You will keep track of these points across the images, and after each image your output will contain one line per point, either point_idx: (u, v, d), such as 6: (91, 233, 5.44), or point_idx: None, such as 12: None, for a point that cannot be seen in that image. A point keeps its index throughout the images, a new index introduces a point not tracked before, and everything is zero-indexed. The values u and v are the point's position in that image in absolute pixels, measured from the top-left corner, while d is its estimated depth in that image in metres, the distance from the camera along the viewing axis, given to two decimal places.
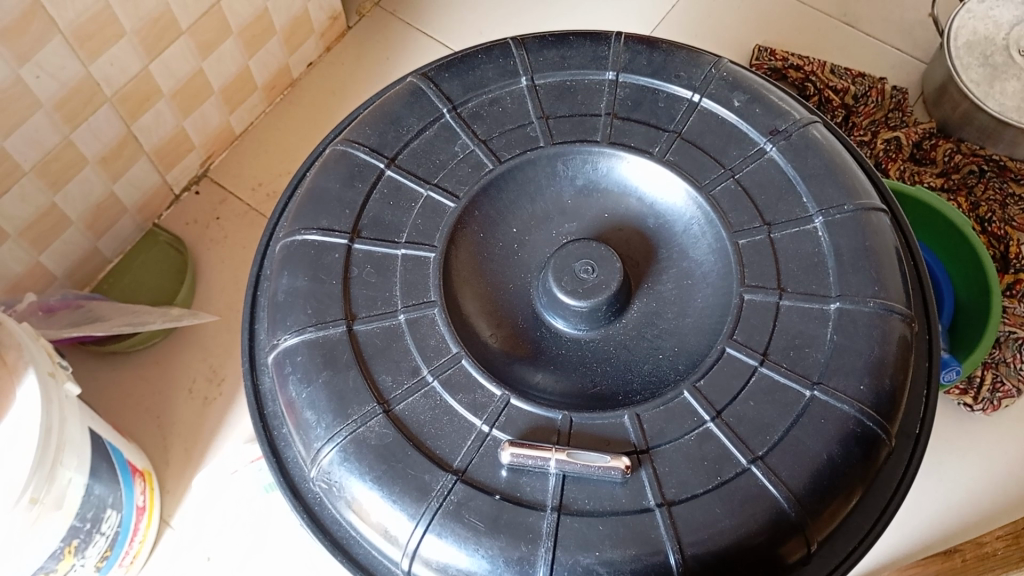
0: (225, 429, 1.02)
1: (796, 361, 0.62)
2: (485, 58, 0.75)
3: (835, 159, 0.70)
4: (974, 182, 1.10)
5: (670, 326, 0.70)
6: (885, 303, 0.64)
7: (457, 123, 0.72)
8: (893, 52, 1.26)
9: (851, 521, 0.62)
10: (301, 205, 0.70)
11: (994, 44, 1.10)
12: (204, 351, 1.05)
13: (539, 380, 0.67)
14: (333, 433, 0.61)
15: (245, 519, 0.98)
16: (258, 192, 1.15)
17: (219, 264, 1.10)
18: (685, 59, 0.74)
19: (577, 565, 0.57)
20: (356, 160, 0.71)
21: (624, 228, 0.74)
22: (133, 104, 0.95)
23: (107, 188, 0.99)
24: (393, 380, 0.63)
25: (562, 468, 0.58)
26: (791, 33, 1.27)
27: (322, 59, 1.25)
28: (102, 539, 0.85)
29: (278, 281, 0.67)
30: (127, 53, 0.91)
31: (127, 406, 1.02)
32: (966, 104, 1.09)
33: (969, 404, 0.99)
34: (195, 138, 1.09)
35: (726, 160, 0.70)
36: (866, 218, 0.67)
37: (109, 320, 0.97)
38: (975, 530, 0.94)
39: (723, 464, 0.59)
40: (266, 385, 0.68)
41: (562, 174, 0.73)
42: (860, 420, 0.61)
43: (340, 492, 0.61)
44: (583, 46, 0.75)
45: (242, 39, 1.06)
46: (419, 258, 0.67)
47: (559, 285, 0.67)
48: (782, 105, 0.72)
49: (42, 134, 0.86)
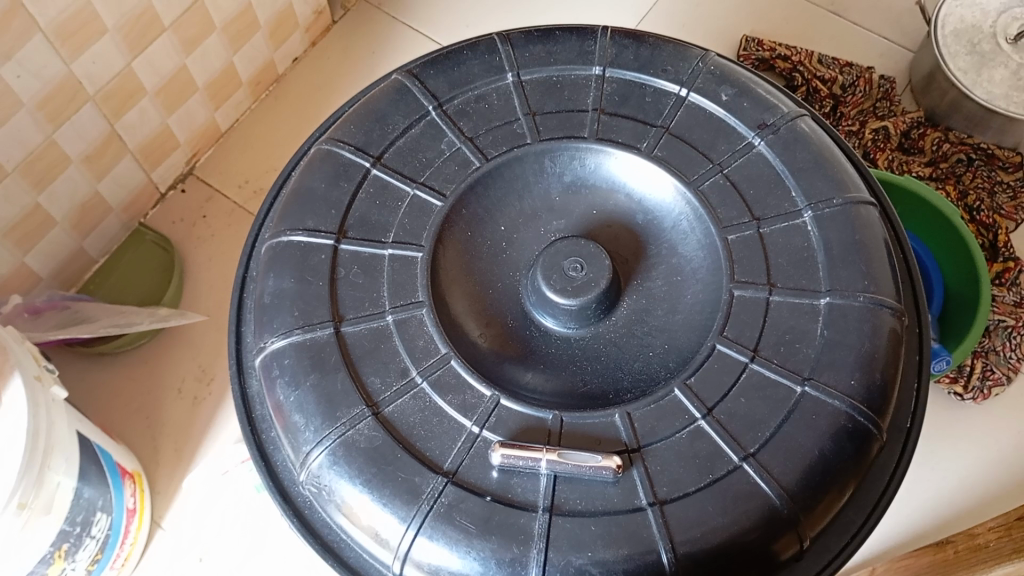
0: (214, 430, 1.01)
1: (786, 357, 0.62)
2: (470, 54, 0.74)
3: (823, 154, 0.69)
4: (962, 170, 1.10)
5: (660, 323, 0.70)
6: (876, 297, 0.64)
7: (443, 120, 0.71)
8: (880, 41, 1.25)
9: (844, 515, 0.62)
10: (287, 205, 0.69)
11: (981, 31, 1.09)
12: (192, 351, 1.04)
13: (530, 379, 0.67)
14: (322, 436, 0.61)
15: (240, 523, 0.97)
16: (245, 189, 1.14)
17: (206, 263, 1.09)
18: (672, 53, 0.74)
19: (569, 566, 0.56)
20: (341, 159, 0.70)
21: (612, 225, 0.73)
22: (117, 102, 0.94)
23: (92, 188, 0.98)
24: (382, 382, 0.62)
25: (553, 469, 0.58)
26: (779, 24, 1.26)
27: (308, 54, 1.24)
28: (92, 542, 0.84)
29: (265, 283, 0.67)
30: (110, 50, 0.89)
31: (117, 407, 1.01)
32: (954, 93, 1.09)
33: (959, 392, 1.00)
34: (181, 135, 1.08)
35: (715, 155, 0.70)
36: (856, 211, 0.67)
37: (96, 321, 0.96)
38: (968, 518, 0.95)
39: (715, 462, 0.59)
40: (253, 388, 0.67)
41: (549, 171, 0.73)
42: (851, 415, 0.61)
43: (330, 495, 0.61)
44: (569, 41, 0.74)
45: (226, 35, 1.04)
46: (406, 258, 0.66)
47: (548, 282, 0.67)
48: (771, 99, 0.72)
49: (26, 134, 0.85)
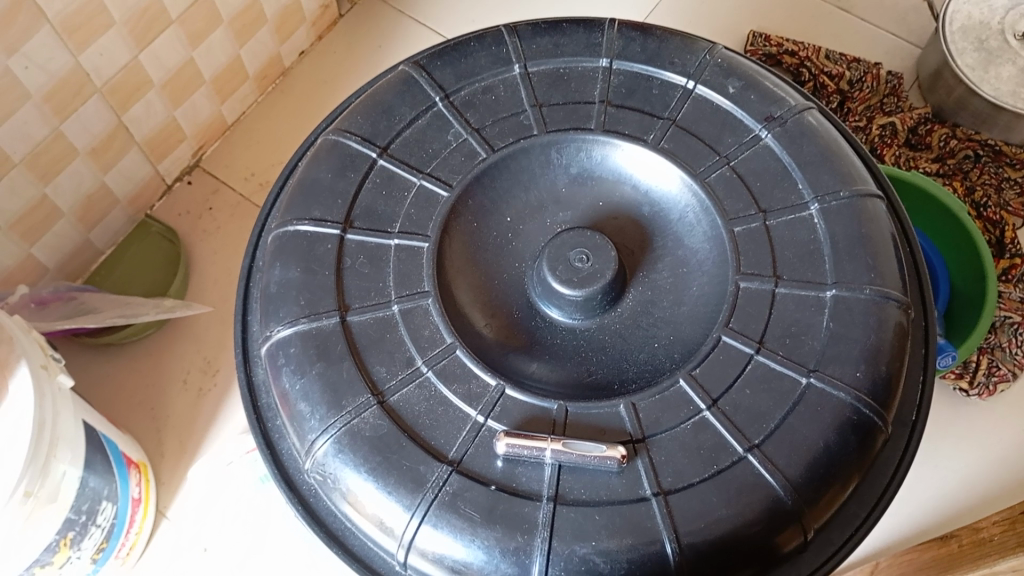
0: (219, 421, 1.01)
1: (792, 349, 0.62)
2: (477, 45, 0.74)
3: (830, 147, 0.69)
4: (969, 167, 1.10)
5: (666, 315, 0.70)
6: (882, 290, 0.64)
7: (449, 112, 0.71)
8: (888, 37, 1.25)
9: (848, 508, 0.62)
10: (293, 195, 0.69)
11: (989, 28, 1.09)
12: (197, 343, 1.05)
13: (535, 370, 0.67)
14: (328, 425, 0.61)
15: (245, 514, 0.97)
16: (251, 182, 1.14)
17: (211, 255, 1.09)
18: (679, 46, 0.74)
19: (573, 556, 0.57)
20: (348, 150, 0.70)
21: (619, 217, 0.73)
22: (123, 95, 0.94)
23: (98, 180, 0.98)
24: (388, 372, 0.63)
25: (557, 458, 0.58)
26: (787, 19, 1.26)
27: (314, 48, 1.24)
28: (97, 531, 0.84)
29: (271, 272, 0.67)
30: (117, 44, 0.90)
31: (122, 398, 1.02)
32: (961, 89, 1.08)
33: (965, 389, 0.99)
34: (187, 128, 1.08)
35: (721, 147, 0.70)
36: (862, 205, 0.67)
37: (101, 312, 0.96)
38: (972, 514, 0.95)
39: (720, 453, 0.59)
40: (259, 376, 0.67)
41: (556, 162, 0.73)
42: (856, 408, 0.60)
43: (335, 484, 0.61)
44: (577, 33, 0.74)
45: (233, 28, 1.05)
46: (412, 248, 0.66)
47: (553, 273, 0.67)
48: (777, 92, 0.72)
49: (32, 126, 0.85)
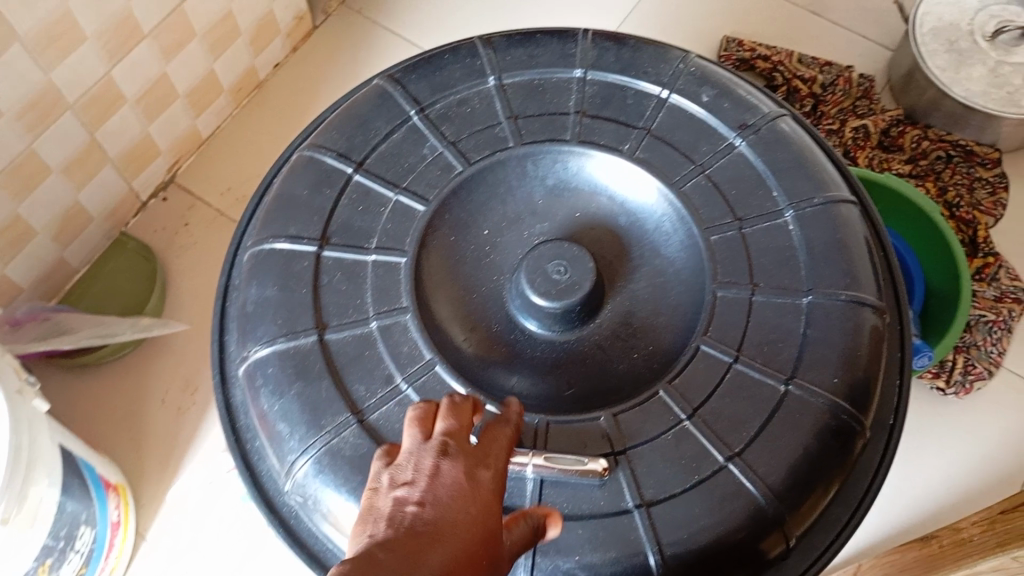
0: (199, 439, 1.00)
1: (770, 357, 0.62)
2: (451, 59, 0.74)
3: (803, 153, 0.70)
4: (942, 167, 1.12)
5: (644, 325, 0.70)
6: (856, 295, 0.64)
7: (425, 125, 0.71)
8: (859, 40, 1.26)
9: (829, 513, 0.62)
10: (270, 212, 0.69)
11: (959, 30, 1.10)
12: (176, 361, 1.04)
13: (515, 384, 0.67)
14: (307, 445, 0.61)
15: (226, 535, 0.96)
16: (227, 196, 1.13)
17: (189, 271, 1.08)
18: (653, 55, 0.74)
19: (557, 570, 0.57)
20: (323, 165, 0.70)
21: (596, 228, 0.74)
22: (97, 111, 0.93)
23: (73, 198, 0.97)
24: (366, 390, 0.62)
25: (539, 473, 0.57)
26: (759, 24, 1.27)
27: (289, 59, 1.23)
28: (76, 556, 0.83)
29: (248, 291, 0.66)
30: (90, 59, 0.89)
31: (100, 418, 1.00)
32: (933, 91, 1.09)
33: (942, 388, 1.00)
34: (162, 143, 1.07)
35: (697, 156, 0.70)
36: (837, 211, 0.68)
37: (77, 332, 0.95)
38: (953, 513, 0.96)
39: (701, 462, 0.59)
40: (237, 397, 0.67)
41: (532, 174, 0.73)
42: (834, 414, 0.61)
43: (316, 505, 0.61)
44: (551, 44, 0.74)
45: (207, 41, 1.04)
46: (390, 264, 0.66)
47: (532, 286, 0.67)
48: (751, 99, 0.72)
49: (5, 144, 0.84)
